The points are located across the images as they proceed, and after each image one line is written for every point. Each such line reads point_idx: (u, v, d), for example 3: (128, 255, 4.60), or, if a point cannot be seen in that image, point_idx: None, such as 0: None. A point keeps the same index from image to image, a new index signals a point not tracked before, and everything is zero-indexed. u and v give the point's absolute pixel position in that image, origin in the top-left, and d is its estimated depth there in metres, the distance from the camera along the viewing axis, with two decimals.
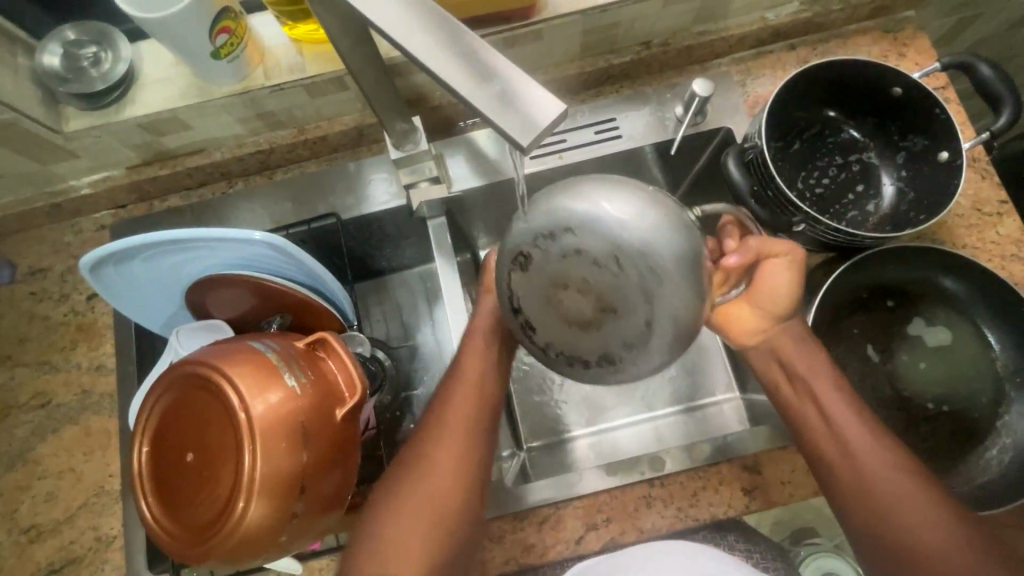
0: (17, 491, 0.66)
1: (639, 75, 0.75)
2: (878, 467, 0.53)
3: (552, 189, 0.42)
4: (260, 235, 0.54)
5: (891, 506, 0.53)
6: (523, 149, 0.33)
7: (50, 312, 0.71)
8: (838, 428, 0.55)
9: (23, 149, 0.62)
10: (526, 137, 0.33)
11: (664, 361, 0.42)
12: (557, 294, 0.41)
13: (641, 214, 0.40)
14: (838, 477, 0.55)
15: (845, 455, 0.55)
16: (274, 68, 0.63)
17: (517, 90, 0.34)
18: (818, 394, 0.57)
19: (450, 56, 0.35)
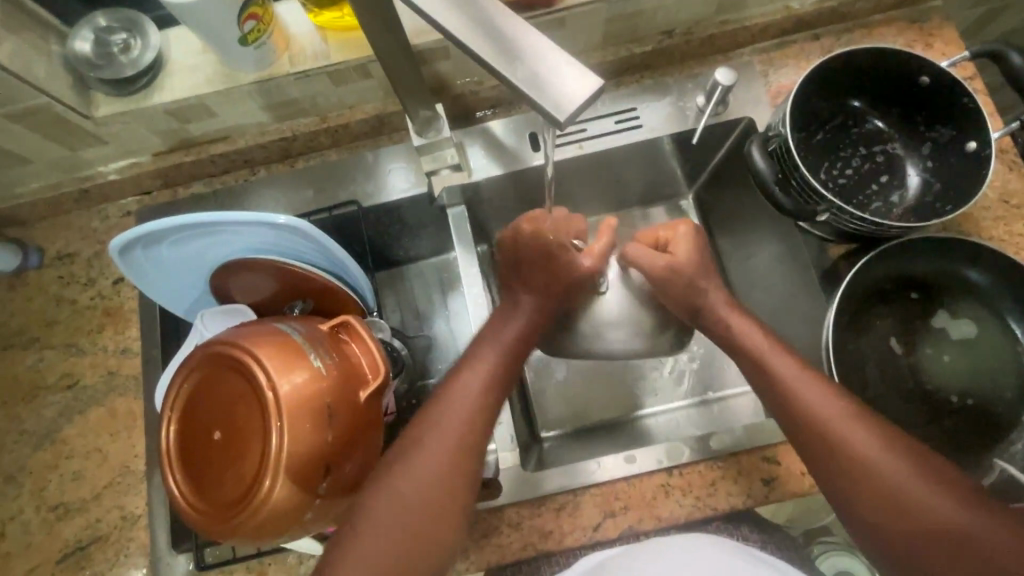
0: (46, 470, 0.67)
1: (661, 65, 0.75)
2: (858, 438, 0.49)
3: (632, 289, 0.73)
4: (285, 219, 0.55)
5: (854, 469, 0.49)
6: (560, 124, 0.34)
7: (77, 296, 0.72)
8: (810, 406, 0.51)
9: (54, 135, 0.64)
10: (563, 111, 0.34)
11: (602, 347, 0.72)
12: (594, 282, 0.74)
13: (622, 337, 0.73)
14: (819, 458, 0.50)
15: (821, 431, 0.50)
16: (299, 56, 0.64)
17: (553, 65, 0.34)
18: (784, 377, 0.54)
19: (485, 33, 0.36)
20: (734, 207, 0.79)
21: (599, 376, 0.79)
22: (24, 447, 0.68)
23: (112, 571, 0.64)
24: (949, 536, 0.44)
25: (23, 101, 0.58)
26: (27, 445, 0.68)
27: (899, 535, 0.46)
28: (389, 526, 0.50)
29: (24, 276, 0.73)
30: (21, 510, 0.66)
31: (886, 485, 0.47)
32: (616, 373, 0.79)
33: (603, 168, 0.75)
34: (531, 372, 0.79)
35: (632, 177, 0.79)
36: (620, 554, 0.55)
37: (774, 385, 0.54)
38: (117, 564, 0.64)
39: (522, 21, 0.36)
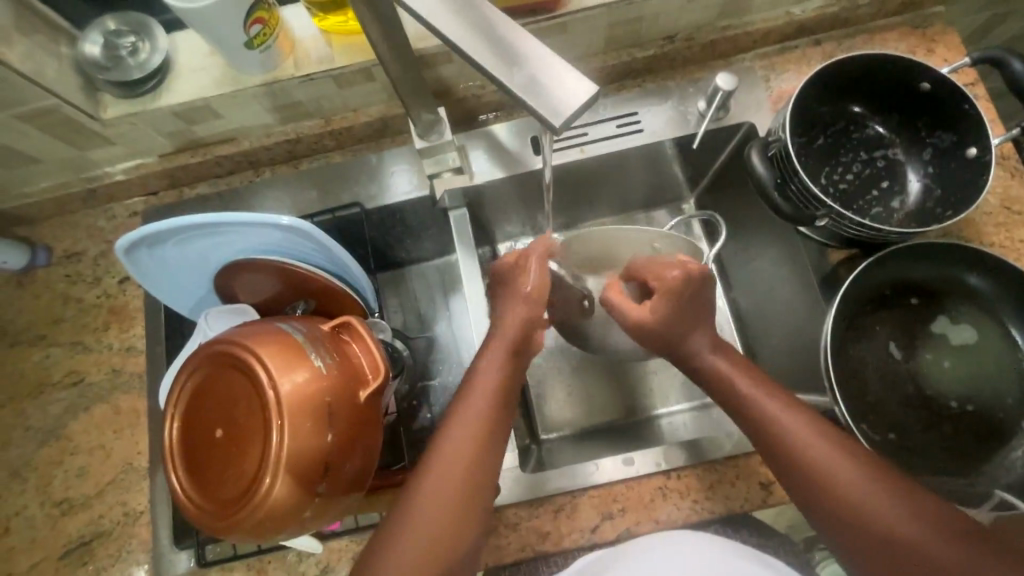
0: (50, 466, 0.68)
1: (662, 69, 0.75)
2: (849, 481, 0.48)
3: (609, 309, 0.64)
4: (288, 220, 0.56)
5: (839, 500, 0.48)
6: (556, 129, 0.34)
7: (83, 295, 0.73)
8: (798, 448, 0.51)
9: (63, 135, 0.65)
10: (559, 117, 0.34)
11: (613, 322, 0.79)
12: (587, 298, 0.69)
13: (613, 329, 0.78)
14: (812, 500, 0.50)
15: (813, 474, 0.50)
16: (304, 59, 0.64)
17: (551, 71, 0.35)
18: (771, 417, 0.53)
19: (484, 40, 0.36)
20: (736, 212, 0.79)
21: (598, 378, 0.79)
22: (30, 442, 0.69)
23: (113, 567, 0.65)
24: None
25: (33, 103, 0.59)
26: (32, 441, 0.69)
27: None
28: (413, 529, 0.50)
29: (32, 274, 0.74)
30: (26, 505, 0.67)
31: (878, 529, 0.47)
32: (615, 376, 0.79)
33: (604, 171, 0.76)
34: (532, 374, 0.80)
35: (632, 180, 0.79)
36: (618, 553, 0.55)
37: (760, 428, 0.53)
38: (119, 559, 0.65)
39: (519, 28, 0.36)
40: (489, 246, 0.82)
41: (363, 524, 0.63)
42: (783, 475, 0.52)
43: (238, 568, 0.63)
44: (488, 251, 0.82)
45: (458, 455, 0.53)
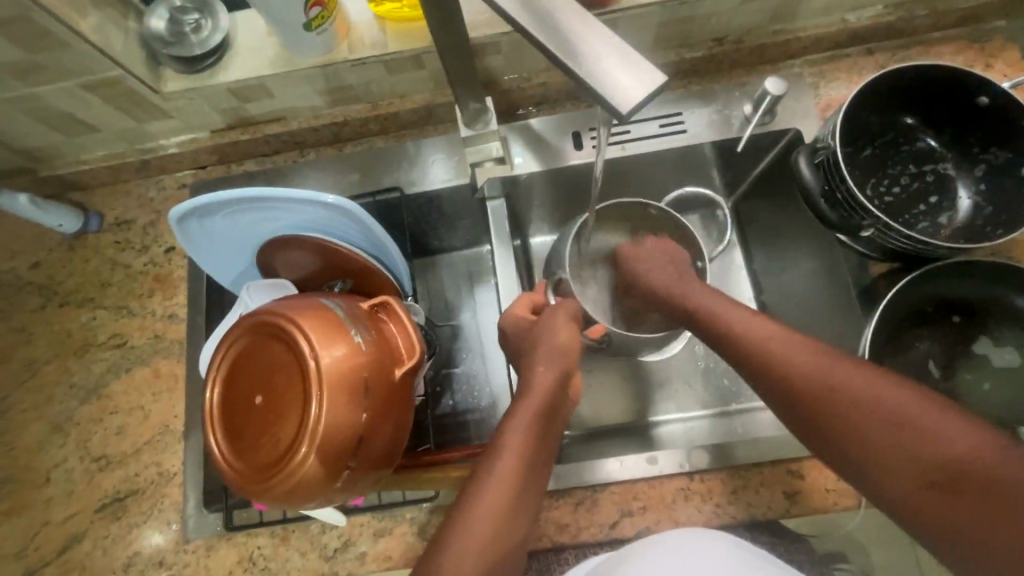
0: (91, 422, 0.71)
1: (709, 71, 0.75)
2: (845, 387, 0.47)
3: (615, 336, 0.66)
4: (334, 199, 0.57)
5: (855, 429, 0.46)
6: (622, 116, 0.34)
7: (131, 261, 0.76)
8: (799, 368, 0.49)
9: (124, 106, 0.67)
10: (625, 104, 0.34)
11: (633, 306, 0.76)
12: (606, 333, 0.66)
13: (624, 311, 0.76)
14: (804, 416, 0.49)
15: (809, 390, 0.48)
16: (358, 44, 0.66)
17: (620, 59, 0.35)
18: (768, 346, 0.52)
19: (554, 26, 0.37)
20: (774, 220, 0.78)
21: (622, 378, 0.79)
22: (74, 399, 0.72)
23: (145, 524, 0.67)
24: (954, 466, 0.42)
25: (101, 73, 0.62)
26: (76, 397, 0.72)
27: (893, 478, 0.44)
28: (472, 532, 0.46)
29: (84, 238, 0.77)
30: (67, 458, 0.70)
31: (873, 430, 0.45)
32: (638, 375, 0.79)
33: (643, 170, 0.76)
34: None
35: (669, 182, 0.79)
36: (632, 551, 0.55)
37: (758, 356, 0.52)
38: (151, 517, 0.67)
39: (587, 16, 0.37)
40: (521, 239, 0.83)
41: (386, 501, 0.64)
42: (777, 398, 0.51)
43: (262, 535, 0.65)
44: (520, 244, 0.83)
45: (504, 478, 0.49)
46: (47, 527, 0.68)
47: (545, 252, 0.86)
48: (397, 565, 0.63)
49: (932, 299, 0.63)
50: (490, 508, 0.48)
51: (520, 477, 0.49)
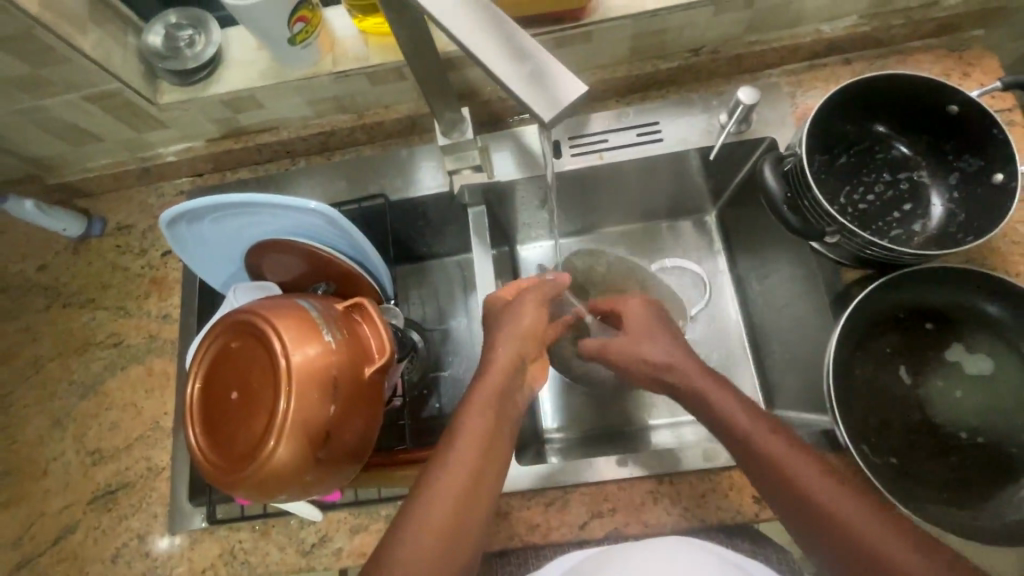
0: (87, 417, 0.74)
1: (686, 81, 0.76)
2: (807, 481, 0.48)
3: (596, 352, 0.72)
4: (316, 206, 0.60)
5: (817, 520, 0.47)
6: (545, 122, 0.37)
7: (130, 264, 0.80)
8: (774, 458, 0.50)
9: (124, 117, 0.71)
10: (549, 113, 0.37)
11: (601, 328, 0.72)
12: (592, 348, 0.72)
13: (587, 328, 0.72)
14: (767, 490, 0.51)
15: (775, 478, 0.50)
16: (341, 56, 0.68)
17: (549, 71, 0.38)
18: (750, 433, 0.53)
19: (491, 38, 0.39)
20: (754, 228, 0.79)
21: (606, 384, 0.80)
22: (72, 394, 0.75)
23: (134, 515, 0.70)
24: None
25: (100, 86, 0.65)
26: (74, 393, 0.75)
27: None
28: (446, 481, 0.49)
29: (87, 242, 0.81)
30: (64, 452, 0.73)
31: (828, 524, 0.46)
32: (621, 380, 0.80)
33: (622, 178, 0.77)
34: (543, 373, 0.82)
35: (650, 190, 0.81)
36: (609, 552, 0.56)
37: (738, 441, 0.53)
38: (140, 509, 0.70)
39: (519, 29, 0.39)
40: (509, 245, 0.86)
41: (362, 498, 0.66)
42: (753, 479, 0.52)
43: (244, 529, 0.67)
44: (508, 250, 0.86)
45: (475, 430, 0.52)
46: (43, 517, 0.71)
47: (532, 259, 0.88)
48: None
49: (902, 305, 0.63)
50: (462, 458, 0.50)
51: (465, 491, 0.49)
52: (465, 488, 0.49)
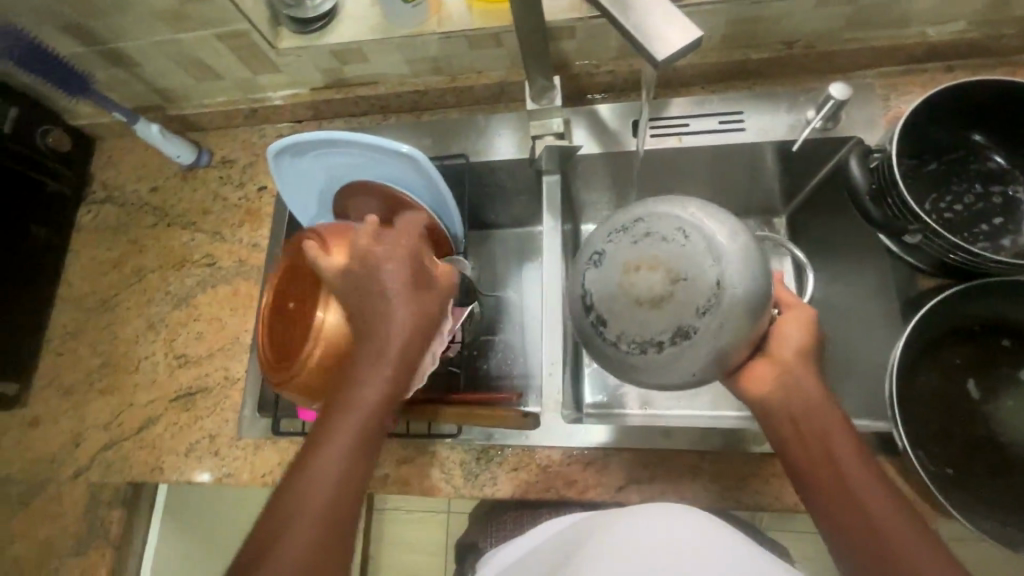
0: (178, 325, 0.82)
1: (777, 75, 0.77)
2: (857, 481, 0.50)
3: (620, 292, 0.52)
4: (409, 150, 0.65)
5: (856, 515, 0.49)
6: (653, 65, 0.41)
7: (229, 195, 0.88)
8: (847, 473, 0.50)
9: (245, 58, 0.78)
10: (658, 56, 0.41)
11: (693, 309, 0.50)
12: (631, 289, 0.52)
13: (621, 280, 0.52)
14: (812, 474, 0.51)
15: (826, 468, 0.51)
16: (446, 18, 0.73)
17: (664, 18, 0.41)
18: (834, 445, 0.51)
19: None
20: (827, 230, 0.79)
21: None
22: (168, 304, 0.84)
23: (209, 417, 0.77)
24: None
25: (230, 26, 0.72)
26: (169, 303, 0.84)
27: None
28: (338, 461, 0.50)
29: (194, 171, 0.90)
30: (155, 353, 0.82)
31: (861, 520, 0.49)
32: None
33: (698, 165, 0.78)
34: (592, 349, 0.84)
35: (723, 181, 0.81)
36: (621, 513, 0.58)
37: (805, 444, 0.52)
38: (215, 411, 0.77)
39: None
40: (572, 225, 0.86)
41: (411, 433, 0.69)
42: (810, 486, 0.51)
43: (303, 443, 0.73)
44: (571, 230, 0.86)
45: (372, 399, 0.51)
46: (131, 407, 0.79)
47: None
48: (415, 490, 0.69)
49: (981, 317, 0.61)
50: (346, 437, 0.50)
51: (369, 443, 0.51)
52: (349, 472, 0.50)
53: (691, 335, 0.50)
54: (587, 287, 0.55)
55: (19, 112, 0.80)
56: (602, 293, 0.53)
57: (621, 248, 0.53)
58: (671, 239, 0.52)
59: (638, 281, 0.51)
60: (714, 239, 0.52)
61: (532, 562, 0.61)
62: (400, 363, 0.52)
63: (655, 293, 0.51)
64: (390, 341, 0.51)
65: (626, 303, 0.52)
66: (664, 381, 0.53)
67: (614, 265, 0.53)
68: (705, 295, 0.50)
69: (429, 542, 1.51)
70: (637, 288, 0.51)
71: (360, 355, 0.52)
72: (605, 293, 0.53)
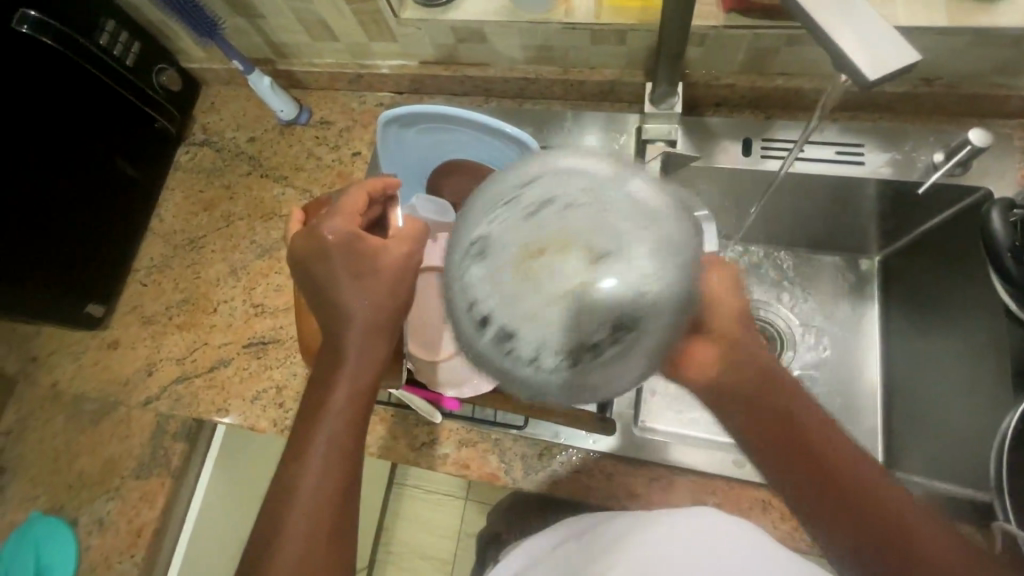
0: (260, 274, 0.84)
1: (905, 111, 0.74)
2: (851, 465, 0.45)
3: (524, 287, 0.32)
4: (514, 130, 0.64)
5: (857, 502, 0.44)
6: (864, 84, 0.39)
7: (323, 155, 0.89)
8: (825, 449, 0.45)
9: (367, 24, 0.78)
10: (870, 74, 0.39)
11: (631, 296, 0.32)
12: (536, 280, 0.32)
13: (520, 266, 0.33)
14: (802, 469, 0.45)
15: (817, 461, 0.45)
16: (575, 9, 0.72)
17: (878, 38, 0.40)
18: (812, 431, 0.45)
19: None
20: (930, 279, 0.77)
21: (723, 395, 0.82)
22: (251, 253, 0.86)
23: (279, 367, 0.79)
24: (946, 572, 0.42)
25: None
26: (253, 252, 0.86)
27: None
28: (319, 463, 0.48)
29: (293, 127, 0.91)
30: (234, 298, 0.84)
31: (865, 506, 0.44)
32: None
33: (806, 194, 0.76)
34: None
35: (825, 213, 0.80)
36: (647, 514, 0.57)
37: (771, 427, 0.45)
38: (285, 363, 0.79)
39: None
40: None
41: (478, 416, 0.70)
42: (791, 473, 0.45)
43: None
44: None
45: (342, 396, 0.49)
46: (205, 346, 0.82)
47: None
48: (473, 475, 0.69)
49: None
50: (326, 438, 0.49)
51: (350, 441, 0.49)
52: (332, 473, 0.48)
53: (634, 329, 0.33)
54: (473, 296, 0.34)
55: (141, 47, 0.83)
56: (490, 291, 0.33)
57: (511, 228, 0.34)
58: (577, 201, 0.34)
59: (548, 259, 0.32)
60: (637, 196, 0.34)
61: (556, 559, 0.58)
62: (362, 358, 0.50)
63: (574, 282, 0.32)
64: (351, 336, 0.50)
65: (524, 306, 0.32)
66: (613, 392, 0.36)
67: (502, 240, 0.34)
68: (648, 274, 0.32)
69: (442, 524, 1.52)
70: (546, 275, 0.32)
71: (327, 355, 0.51)
72: (497, 289, 0.33)
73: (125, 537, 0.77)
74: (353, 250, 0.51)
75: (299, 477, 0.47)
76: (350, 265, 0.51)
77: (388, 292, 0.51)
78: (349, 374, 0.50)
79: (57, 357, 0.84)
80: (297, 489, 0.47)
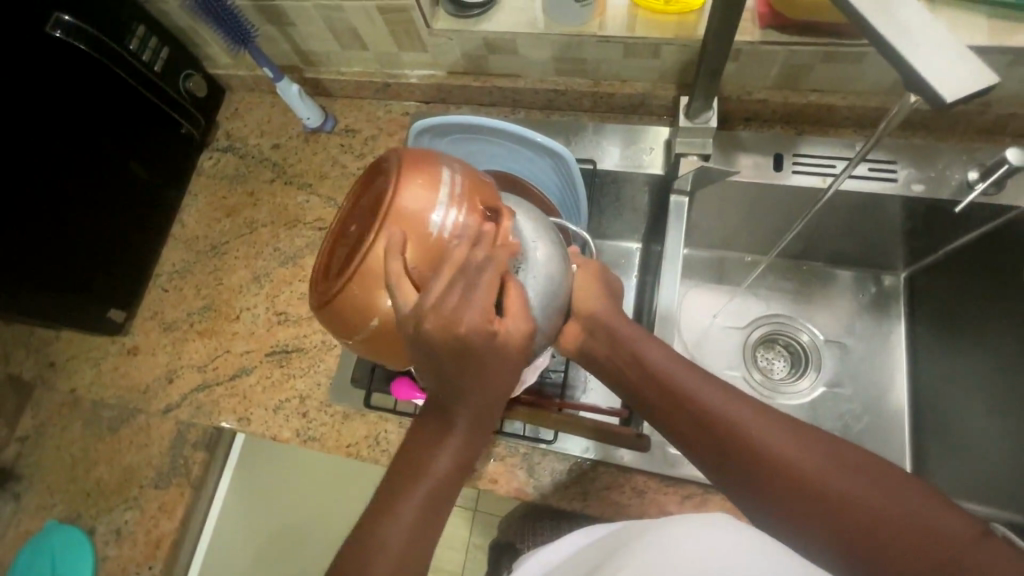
0: (283, 282, 0.84)
1: (939, 129, 0.74)
2: (789, 453, 0.47)
3: None
4: (549, 141, 0.64)
5: (806, 488, 0.46)
6: (944, 104, 0.38)
7: (348, 164, 0.89)
8: (718, 412, 0.50)
9: (399, 35, 0.78)
10: (949, 94, 0.38)
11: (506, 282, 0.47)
12: None
13: None
14: (743, 471, 0.48)
15: (756, 459, 0.48)
16: (610, 22, 0.72)
17: (954, 58, 0.39)
18: (738, 429, 0.49)
19: (897, 11, 0.40)
20: (963, 298, 0.76)
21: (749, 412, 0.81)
22: (275, 260, 0.85)
23: (302, 376, 0.78)
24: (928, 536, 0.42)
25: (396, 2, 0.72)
26: (277, 259, 0.85)
27: (880, 546, 0.43)
28: (404, 528, 0.49)
29: (317, 135, 0.91)
30: (256, 306, 0.83)
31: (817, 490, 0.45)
32: None
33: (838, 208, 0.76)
34: None
35: (854, 228, 0.79)
36: (669, 521, 0.46)
37: (701, 437, 0.50)
38: (309, 372, 0.78)
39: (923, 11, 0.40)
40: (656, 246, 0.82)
41: (506, 430, 0.69)
42: (688, 436, 0.51)
43: (392, 422, 0.73)
44: (654, 249, 0.82)
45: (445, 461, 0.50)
46: (226, 354, 0.81)
47: (689, 261, 0.91)
48: (500, 490, 0.68)
49: None
50: (420, 502, 0.50)
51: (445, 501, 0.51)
52: (417, 538, 0.49)
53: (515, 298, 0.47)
54: None
55: (169, 53, 0.83)
56: None
57: None
58: None
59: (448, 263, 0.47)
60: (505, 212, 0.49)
61: (581, 561, 0.52)
62: (472, 429, 0.51)
63: None
64: (463, 413, 0.50)
65: None
66: None
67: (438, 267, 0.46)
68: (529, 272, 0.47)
69: (451, 537, 1.50)
70: None
71: (434, 415, 0.51)
72: None
73: (143, 547, 0.76)
74: (481, 348, 0.45)
75: (387, 538, 0.48)
76: (473, 359, 0.46)
77: (510, 373, 0.48)
78: (459, 441, 0.51)
79: (76, 363, 0.83)
80: (378, 557, 0.47)
